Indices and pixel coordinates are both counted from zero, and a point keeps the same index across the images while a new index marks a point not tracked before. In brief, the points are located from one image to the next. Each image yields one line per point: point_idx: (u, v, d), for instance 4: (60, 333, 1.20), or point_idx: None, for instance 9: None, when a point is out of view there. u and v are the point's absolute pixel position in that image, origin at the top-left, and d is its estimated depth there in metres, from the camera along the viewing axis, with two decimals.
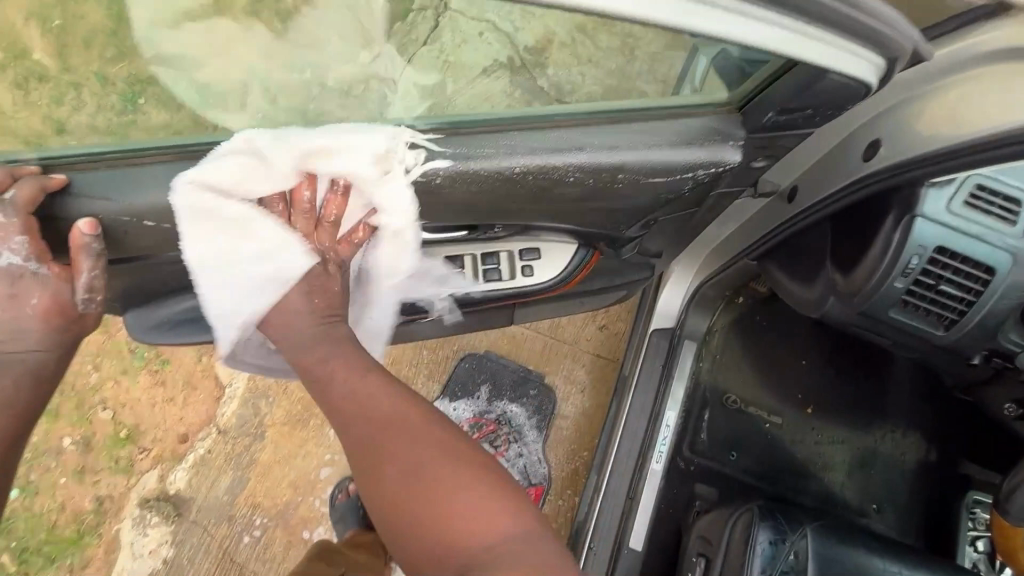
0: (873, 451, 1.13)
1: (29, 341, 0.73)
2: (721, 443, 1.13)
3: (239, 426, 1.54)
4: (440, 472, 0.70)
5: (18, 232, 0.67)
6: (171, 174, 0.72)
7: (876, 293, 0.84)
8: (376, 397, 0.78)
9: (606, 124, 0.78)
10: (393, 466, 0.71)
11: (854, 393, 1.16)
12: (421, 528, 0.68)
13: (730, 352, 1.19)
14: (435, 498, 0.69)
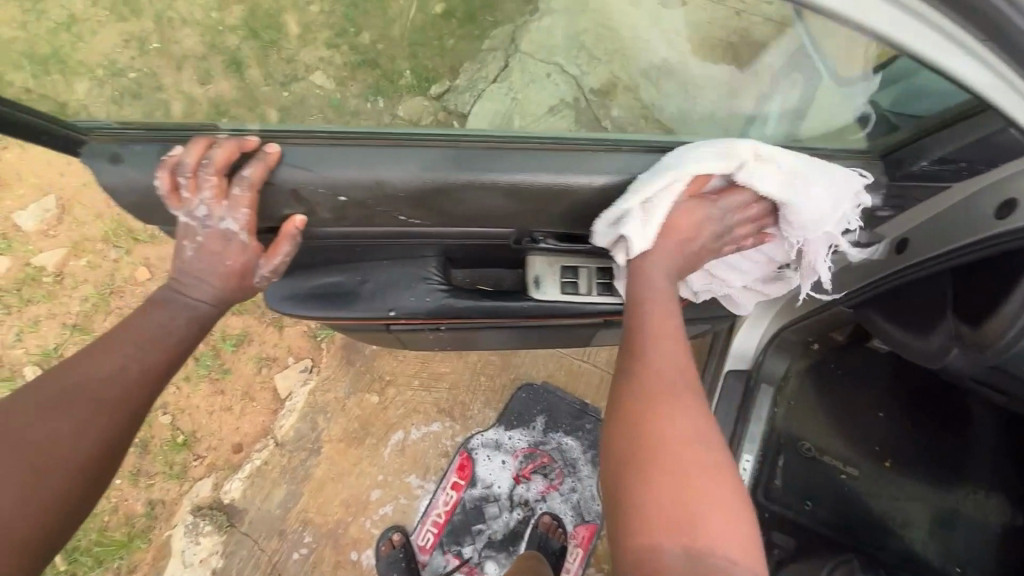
0: (956, 511, 1.09)
1: (206, 291, 0.81)
2: (796, 491, 1.11)
3: (296, 439, 1.56)
4: (708, 471, 0.60)
5: (247, 207, 0.76)
6: (365, 155, 0.76)
7: (1010, 352, 0.70)
8: (662, 358, 0.67)
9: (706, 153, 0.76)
10: (666, 432, 0.61)
11: (934, 450, 1.13)
12: (665, 506, 0.58)
13: (805, 399, 1.18)
14: (700, 487, 0.59)
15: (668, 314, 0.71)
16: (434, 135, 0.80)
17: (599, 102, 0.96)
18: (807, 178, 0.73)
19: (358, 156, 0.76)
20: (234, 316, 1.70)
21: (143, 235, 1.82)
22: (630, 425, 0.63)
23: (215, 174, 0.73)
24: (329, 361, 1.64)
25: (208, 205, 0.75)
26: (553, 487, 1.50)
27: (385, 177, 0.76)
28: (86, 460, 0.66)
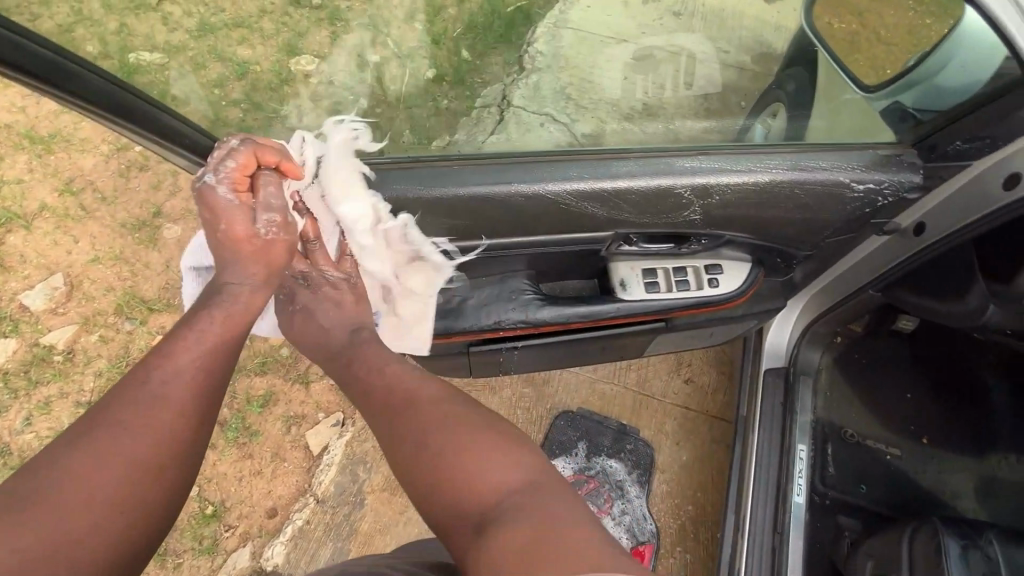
0: (993, 476, 1.18)
1: (236, 272, 0.78)
2: (850, 476, 1.18)
3: (338, 494, 1.53)
4: (479, 435, 0.68)
5: (236, 161, 0.76)
6: (446, 175, 0.81)
7: None
8: (398, 375, 0.79)
9: (750, 152, 0.79)
10: (429, 422, 0.70)
11: (962, 423, 1.23)
12: (441, 486, 0.64)
13: (840, 389, 1.26)
14: (448, 455, 0.66)
15: (387, 359, 0.82)
16: (517, 151, 0.84)
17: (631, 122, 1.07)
18: (815, 156, 0.78)
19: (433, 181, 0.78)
20: (258, 376, 1.66)
21: (157, 304, 1.79)
22: (391, 431, 0.72)
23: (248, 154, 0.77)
24: (363, 412, 1.63)
25: (223, 173, 0.76)
26: (603, 512, 1.50)
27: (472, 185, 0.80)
28: (146, 499, 0.60)
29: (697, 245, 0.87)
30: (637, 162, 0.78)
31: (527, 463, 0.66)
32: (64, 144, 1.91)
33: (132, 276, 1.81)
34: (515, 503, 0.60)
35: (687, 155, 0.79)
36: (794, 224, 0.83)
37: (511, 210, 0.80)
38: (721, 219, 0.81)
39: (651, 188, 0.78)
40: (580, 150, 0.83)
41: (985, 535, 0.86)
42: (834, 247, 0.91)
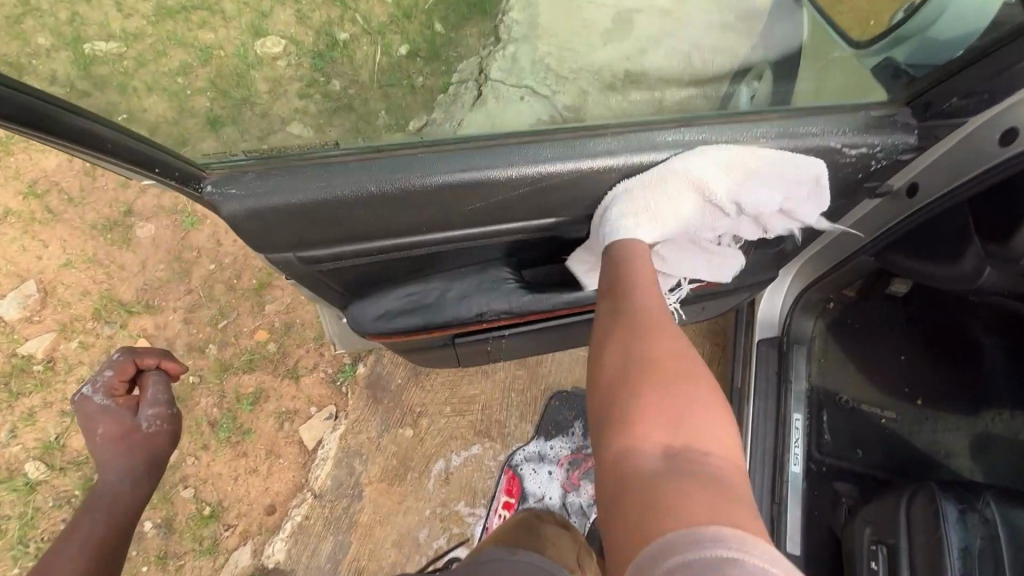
0: (988, 433, 1.18)
1: (115, 465, 0.86)
2: (845, 441, 1.17)
3: (335, 488, 1.52)
4: (702, 398, 0.54)
5: (111, 371, 0.89)
6: (408, 165, 0.71)
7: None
8: (654, 289, 0.66)
9: (732, 121, 0.75)
10: (657, 348, 0.59)
11: (957, 382, 1.22)
12: (633, 418, 0.53)
13: (834, 355, 1.24)
14: (657, 393, 0.54)
15: (654, 271, 0.69)
16: (487, 136, 0.78)
17: (612, 92, 1.02)
18: (802, 122, 0.74)
19: (391, 168, 0.71)
20: (246, 374, 1.63)
21: (136, 306, 1.74)
22: (622, 330, 0.62)
23: (126, 362, 0.89)
24: (355, 404, 1.60)
25: (101, 384, 0.88)
26: None
27: (433, 176, 0.71)
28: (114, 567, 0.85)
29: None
30: (615, 137, 0.74)
31: (738, 468, 0.50)
32: (24, 145, 1.83)
33: (108, 278, 1.76)
34: (687, 480, 0.47)
35: (666, 128, 0.75)
36: (784, 194, 0.79)
37: (480, 197, 0.74)
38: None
39: (632, 164, 0.73)
40: (551, 131, 0.77)
41: (981, 494, 0.86)
42: (824, 215, 0.88)
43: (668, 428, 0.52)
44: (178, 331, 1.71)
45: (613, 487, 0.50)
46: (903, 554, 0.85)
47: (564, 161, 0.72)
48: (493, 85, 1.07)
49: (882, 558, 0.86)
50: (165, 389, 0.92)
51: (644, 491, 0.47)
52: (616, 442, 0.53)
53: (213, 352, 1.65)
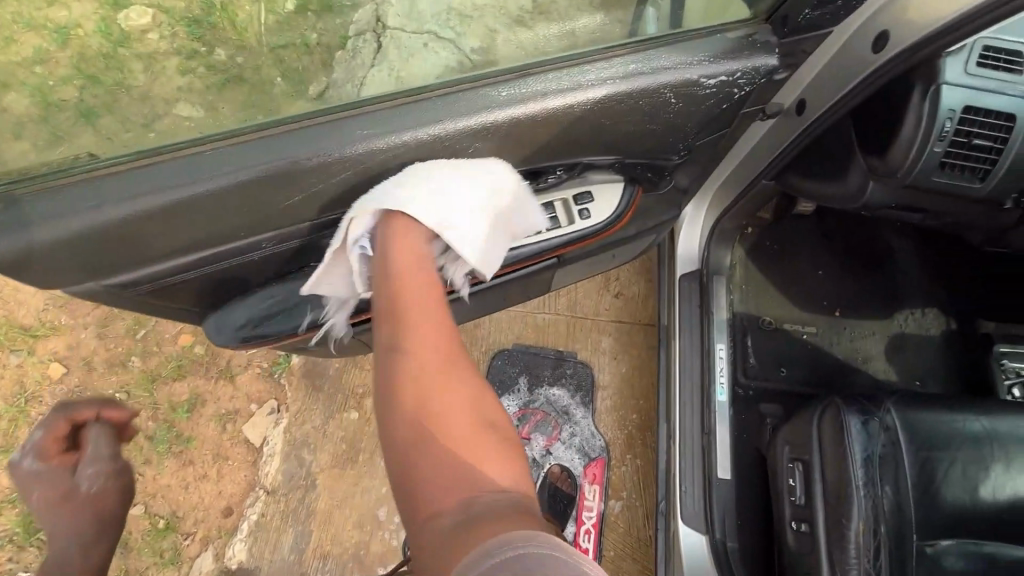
0: (901, 334, 1.22)
1: (64, 528, 0.72)
2: (769, 361, 1.20)
3: (287, 481, 1.50)
4: (490, 439, 0.48)
5: (43, 431, 0.73)
6: (198, 164, 0.58)
7: (915, 167, 0.67)
8: (421, 281, 0.58)
9: (575, 62, 0.68)
10: (432, 370, 0.52)
11: (873, 290, 1.25)
12: (431, 458, 0.47)
13: (754, 279, 1.25)
14: (457, 433, 0.48)
15: (423, 277, 0.58)
16: (308, 112, 0.67)
17: (490, 38, 0.94)
18: (650, 57, 0.68)
19: (181, 175, 0.57)
20: (177, 382, 1.55)
21: (44, 329, 1.61)
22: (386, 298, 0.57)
23: (58, 421, 0.73)
24: (295, 395, 1.56)
25: (32, 449, 0.73)
26: (553, 439, 1.52)
27: (231, 176, 0.58)
28: None
29: (554, 177, 0.79)
30: (447, 95, 0.66)
31: (524, 497, 0.46)
32: None
33: (5, 303, 1.60)
34: (490, 524, 0.41)
35: (503, 81, 0.67)
36: (654, 134, 0.74)
37: (302, 189, 0.62)
38: (567, 145, 0.71)
39: (474, 126, 0.65)
40: (385, 96, 0.69)
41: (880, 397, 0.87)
42: (707, 147, 0.83)
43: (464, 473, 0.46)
44: (94, 349, 1.58)
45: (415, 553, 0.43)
46: (815, 469, 0.88)
47: (390, 135, 0.62)
48: (393, 34, 0.97)
49: (799, 474, 0.91)
50: (112, 446, 0.76)
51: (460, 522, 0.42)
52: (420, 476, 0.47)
53: (135, 364, 1.55)
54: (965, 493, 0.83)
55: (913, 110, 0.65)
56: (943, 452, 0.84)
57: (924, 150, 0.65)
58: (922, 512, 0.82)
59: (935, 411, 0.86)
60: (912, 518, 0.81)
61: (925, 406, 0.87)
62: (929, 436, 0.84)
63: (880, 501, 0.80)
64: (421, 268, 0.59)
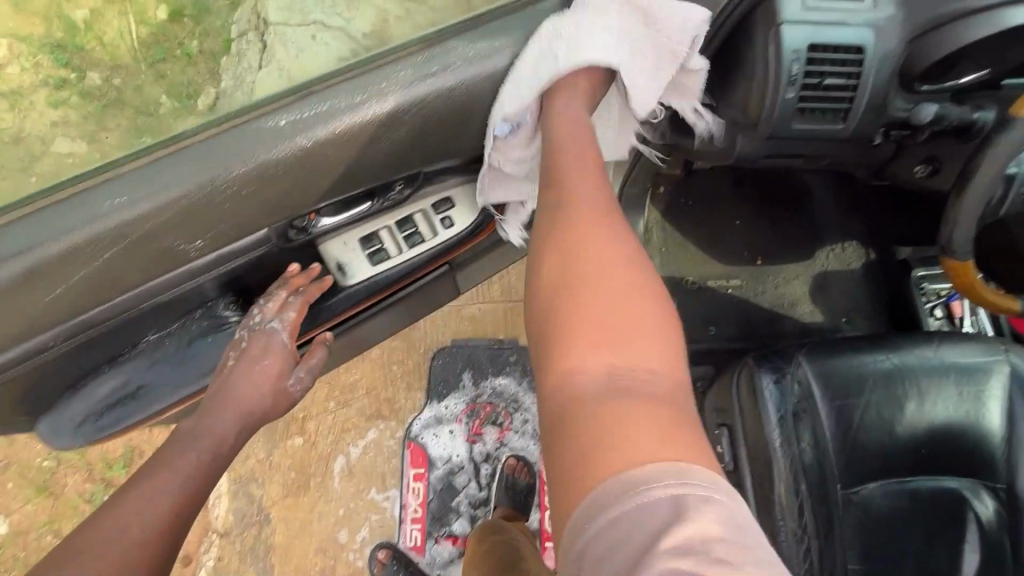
0: (824, 273, 1.20)
1: None
2: (697, 321, 1.17)
3: (240, 521, 1.43)
4: (642, 318, 0.48)
5: None
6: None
7: (772, 117, 0.61)
8: (576, 176, 0.58)
9: (383, 63, 0.66)
10: (582, 243, 0.53)
11: (791, 232, 1.22)
12: (576, 327, 0.49)
13: (673, 239, 1.22)
14: (599, 305, 0.49)
15: (580, 167, 0.59)
16: (91, 172, 0.64)
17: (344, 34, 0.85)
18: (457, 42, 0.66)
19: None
20: None
21: None
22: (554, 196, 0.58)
23: None
24: None
25: None
26: (506, 429, 1.49)
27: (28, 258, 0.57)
28: None
29: (397, 192, 0.76)
30: (230, 128, 0.63)
31: (672, 381, 0.46)
32: None
33: None
34: (629, 411, 0.42)
35: (291, 107, 0.63)
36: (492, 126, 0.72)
37: (110, 246, 0.59)
38: (400, 155, 0.69)
39: (293, 149, 0.62)
40: (170, 141, 0.64)
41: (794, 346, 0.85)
42: None
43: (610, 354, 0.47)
44: None
45: (547, 409, 0.47)
46: (739, 434, 0.86)
47: (190, 179, 0.60)
48: (277, 30, 0.94)
49: (725, 439, 0.89)
50: None
51: (601, 401, 0.43)
52: (556, 362, 0.48)
53: None
54: (884, 432, 0.81)
55: (762, 52, 0.58)
56: (859, 395, 0.82)
57: (778, 95, 0.59)
58: (843, 459, 0.80)
59: (848, 350, 0.84)
60: (834, 466, 0.80)
61: (838, 346, 0.85)
62: (841, 382, 0.82)
63: (802, 456, 0.78)
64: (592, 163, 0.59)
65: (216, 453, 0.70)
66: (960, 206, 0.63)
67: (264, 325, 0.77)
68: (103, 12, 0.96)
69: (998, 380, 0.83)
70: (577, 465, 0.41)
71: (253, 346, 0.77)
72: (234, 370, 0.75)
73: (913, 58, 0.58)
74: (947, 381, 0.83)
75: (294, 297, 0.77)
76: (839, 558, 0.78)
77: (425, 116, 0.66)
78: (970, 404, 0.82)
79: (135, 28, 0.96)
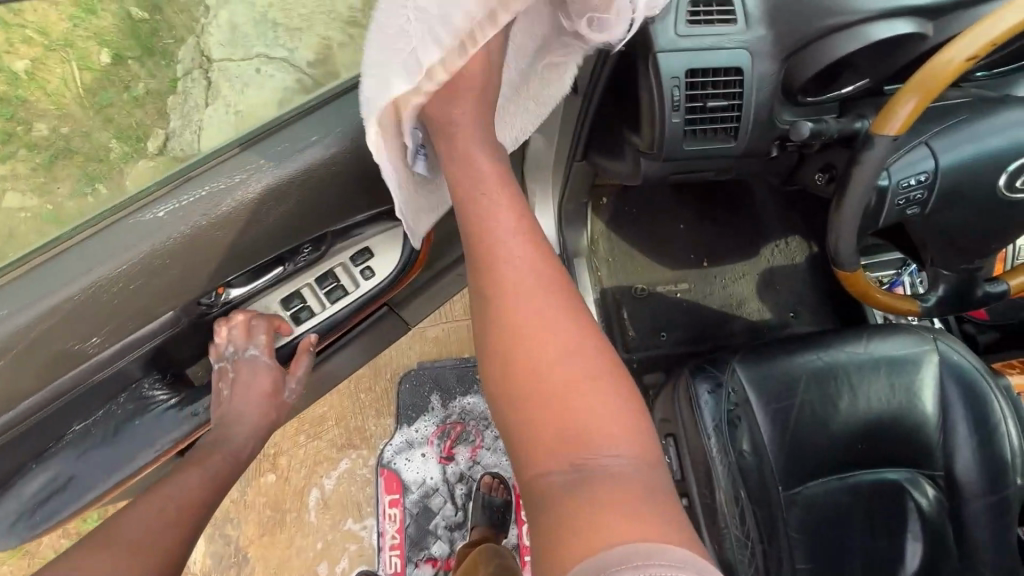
0: (769, 270, 1.22)
1: None
2: (649, 327, 1.18)
3: (216, 564, 1.41)
4: (596, 393, 0.54)
5: None
6: None
7: (664, 140, 0.64)
8: (511, 247, 0.62)
9: (245, 151, 0.76)
10: (530, 326, 0.58)
11: (734, 232, 1.23)
12: (538, 414, 0.54)
13: (620, 247, 1.22)
14: (555, 380, 0.55)
15: (513, 238, 0.63)
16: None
17: None
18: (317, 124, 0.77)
19: None
20: None
21: None
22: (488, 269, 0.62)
23: None
24: None
25: None
26: (478, 447, 1.50)
27: None
28: None
29: (307, 254, 0.84)
30: (112, 225, 0.70)
31: (633, 452, 0.52)
32: None
33: None
34: (603, 493, 0.48)
35: (169, 198, 0.72)
36: (355, 195, 0.83)
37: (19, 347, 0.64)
38: (282, 225, 0.78)
39: (182, 237, 0.70)
40: (47, 246, 0.71)
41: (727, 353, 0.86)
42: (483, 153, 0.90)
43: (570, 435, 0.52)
44: None
45: (527, 492, 0.53)
46: (683, 443, 0.87)
47: (80, 278, 0.66)
48: (222, 67, 0.95)
49: (672, 449, 0.90)
50: None
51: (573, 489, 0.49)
52: (526, 444, 0.54)
53: None
54: (821, 431, 0.82)
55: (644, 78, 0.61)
56: (793, 397, 0.83)
57: (665, 120, 0.62)
58: (783, 462, 0.81)
59: (778, 354, 0.86)
60: (773, 468, 0.80)
61: (768, 350, 0.86)
62: (776, 387, 0.83)
63: (740, 462, 0.79)
64: (523, 232, 0.63)
65: (237, 456, 0.82)
66: (840, 214, 0.66)
67: (244, 356, 0.83)
68: (42, 56, 0.86)
69: (929, 370, 0.85)
70: (563, 545, 0.46)
71: (241, 370, 0.83)
72: (228, 396, 0.84)
73: (784, 75, 0.63)
74: (877, 374, 0.85)
75: (256, 317, 0.83)
76: (787, 558, 0.78)
77: (300, 189, 0.77)
78: (902, 396, 0.84)
79: (76, 75, 0.89)
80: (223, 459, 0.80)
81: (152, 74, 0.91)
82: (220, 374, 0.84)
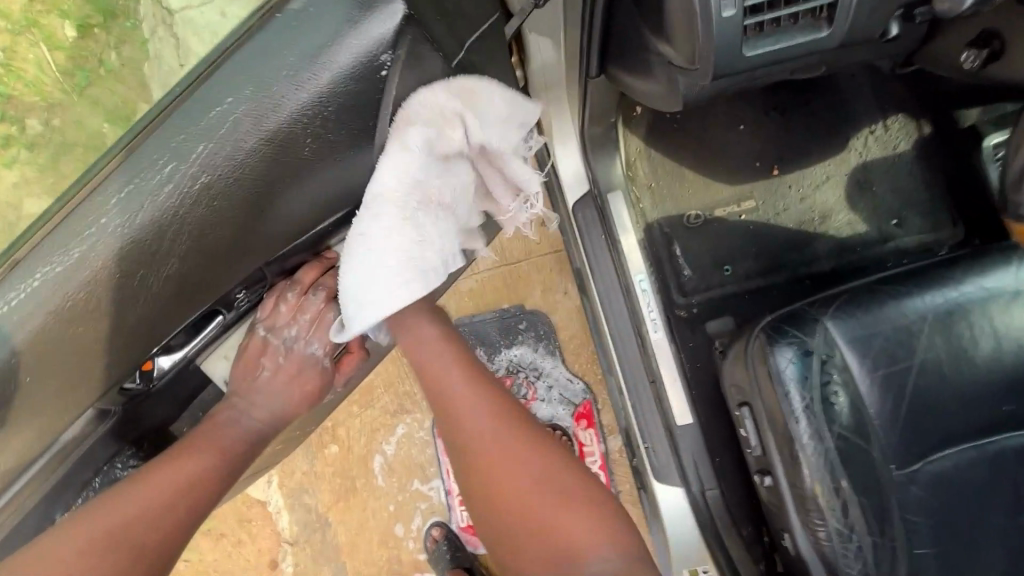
0: (864, 168, 0.96)
1: None
2: (709, 264, 0.96)
3: (304, 529, 1.29)
4: (570, 502, 0.57)
5: None
6: None
7: (716, 45, 0.45)
8: (455, 378, 0.66)
9: (80, 201, 0.54)
10: (521, 480, 0.59)
11: (814, 125, 0.96)
12: (518, 530, 0.57)
13: (665, 169, 0.98)
14: (536, 499, 0.58)
15: (454, 366, 0.66)
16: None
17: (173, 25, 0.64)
18: (177, 124, 0.54)
19: None
20: None
21: None
22: (435, 404, 0.65)
23: None
24: None
25: None
26: None
27: None
28: None
29: (245, 297, 0.66)
30: None
31: (626, 558, 0.55)
32: None
33: None
34: None
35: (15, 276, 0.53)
36: (269, 221, 0.59)
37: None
38: (178, 295, 0.58)
39: (30, 343, 0.54)
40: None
41: (813, 307, 0.67)
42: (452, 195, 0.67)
43: (551, 543, 0.56)
44: None
45: None
46: (762, 418, 0.67)
47: None
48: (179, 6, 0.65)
49: (749, 423, 0.70)
50: None
51: None
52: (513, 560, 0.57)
53: None
54: (951, 396, 0.65)
55: None
56: (911, 358, 0.64)
57: (714, 16, 0.43)
58: (900, 437, 0.64)
59: (887, 302, 0.66)
60: (883, 446, 0.64)
61: (872, 299, 0.67)
62: (880, 350, 0.64)
63: (838, 446, 0.63)
64: (465, 377, 0.66)
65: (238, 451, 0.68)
66: None
67: (301, 346, 0.73)
68: (12, 44, 0.65)
69: None
70: None
71: (290, 362, 0.73)
72: (265, 380, 0.72)
73: None
74: None
75: (321, 299, 0.70)
76: (904, 545, 0.63)
77: (182, 233, 0.55)
78: None
79: (50, 59, 0.65)
80: (212, 477, 0.65)
81: (120, 40, 0.65)
82: (259, 349, 0.72)
